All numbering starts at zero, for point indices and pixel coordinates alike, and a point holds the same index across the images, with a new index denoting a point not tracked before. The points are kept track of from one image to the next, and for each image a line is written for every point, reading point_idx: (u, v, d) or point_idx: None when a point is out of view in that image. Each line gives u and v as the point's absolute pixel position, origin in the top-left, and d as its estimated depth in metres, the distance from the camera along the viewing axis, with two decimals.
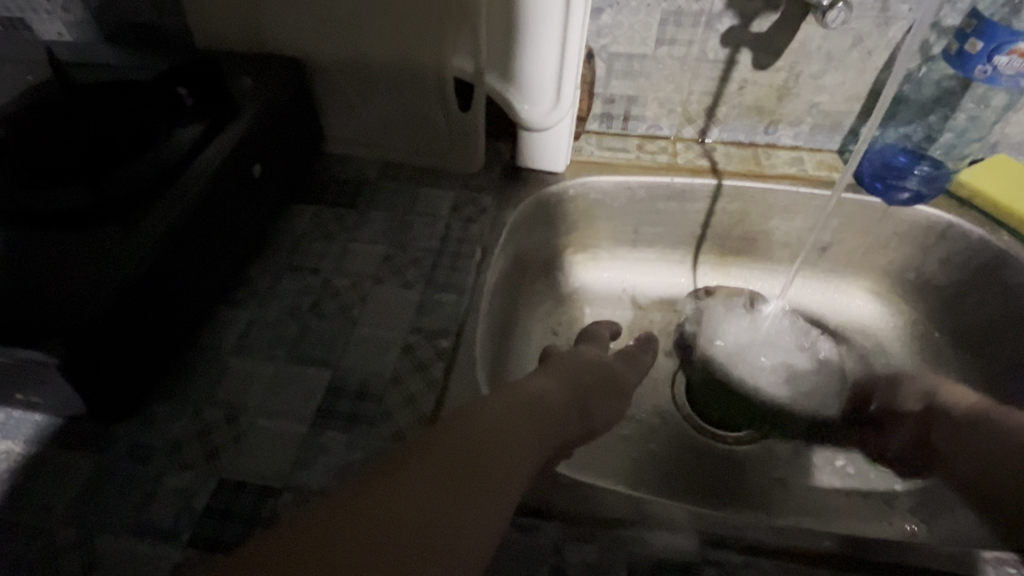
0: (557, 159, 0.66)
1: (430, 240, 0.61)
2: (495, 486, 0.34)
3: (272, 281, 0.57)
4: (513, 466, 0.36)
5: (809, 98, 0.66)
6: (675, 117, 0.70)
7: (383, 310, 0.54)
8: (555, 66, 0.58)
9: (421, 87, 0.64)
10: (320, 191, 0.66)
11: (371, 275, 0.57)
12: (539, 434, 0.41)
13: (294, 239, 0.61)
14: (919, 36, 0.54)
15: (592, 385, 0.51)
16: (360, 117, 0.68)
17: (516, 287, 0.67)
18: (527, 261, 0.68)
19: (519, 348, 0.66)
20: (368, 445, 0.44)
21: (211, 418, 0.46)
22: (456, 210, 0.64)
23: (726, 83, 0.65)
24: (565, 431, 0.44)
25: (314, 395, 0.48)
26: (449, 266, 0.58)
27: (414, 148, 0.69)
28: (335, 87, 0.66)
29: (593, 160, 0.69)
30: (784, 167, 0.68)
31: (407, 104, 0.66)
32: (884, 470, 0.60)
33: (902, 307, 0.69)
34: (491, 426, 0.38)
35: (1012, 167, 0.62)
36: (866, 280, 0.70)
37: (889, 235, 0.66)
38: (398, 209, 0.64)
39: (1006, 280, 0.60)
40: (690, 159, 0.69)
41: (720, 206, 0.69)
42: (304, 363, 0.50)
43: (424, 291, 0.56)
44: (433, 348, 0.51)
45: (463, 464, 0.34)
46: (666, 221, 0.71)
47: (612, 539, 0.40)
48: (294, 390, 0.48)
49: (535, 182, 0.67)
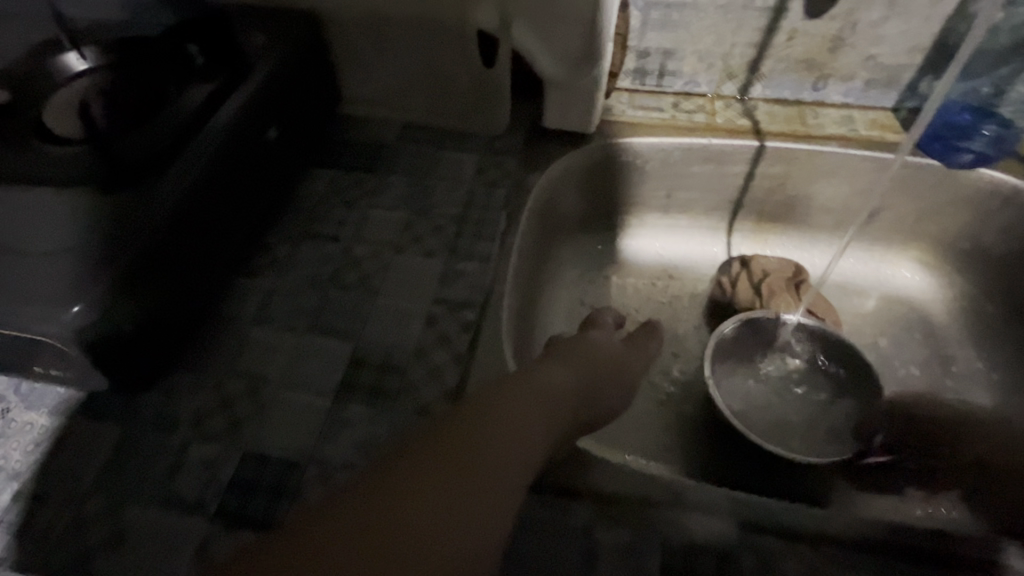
0: (589, 121, 0.62)
1: (454, 205, 0.58)
2: (514, 471, 0.33)
3: (292, 248, 0.55)
4: (532, 449, 0.35)
5: (865, 50, 0.60)
6: (715, 73, 0.65)
7: (404, 279, 0.52)
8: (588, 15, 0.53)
9: (444, 41, 0.60)
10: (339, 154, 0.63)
11: (393, 243, 0.55)
12: (557, 416, 0.39)
13: (310, 208, 0.58)
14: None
15: (606, 365, 0.48)
16: (377, 74, 0.64)
17: (542, 255, 0.64)
18: (554, 227, 0.65)
19: (544, 319, 0.64)
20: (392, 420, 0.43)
21: (234, 390, 0.45)
22: (481, 174, 0.61)
23: (774, 33, 0.60)
24: (581, 411, 0.42)
25: (336, 367, 0.47)
26: (474, 233, 0.56)
27: (434, 108, 0.65)
28: (352, 43, 0.62)
29: (626, 120, 0.65)
30: (832, 127, 0.63)
31: (428, 61, 0.62)
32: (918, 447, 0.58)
33: (952, 278, 0.65)
34: (509, 405, 0.36)
35: None
36: (915, 250, 0.66)
37: (944, 201, 0.61)
38: (420, 172, 0.61)
39: None
40: (730, 118, 0.64)
41: (760, 169, 0.64)
42: (327, 334, 0.49)
43: (448, 260, 0.54)
44: (457, 320, 0.49)
45: (481, 447, 0.32)
46: (701, 185, 0.66)
47: (643, 520, 0.38)
48: (317, 363, 0.47)
49: (564, 143, 0.64)
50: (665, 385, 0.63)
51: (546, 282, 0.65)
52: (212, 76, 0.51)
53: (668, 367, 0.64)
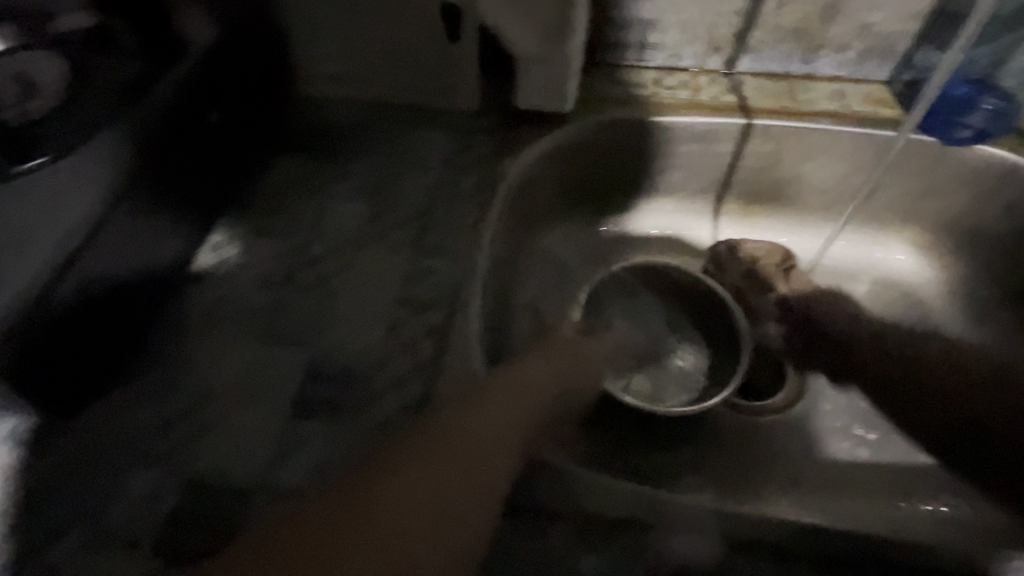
0: (565, 98, 0.57)
1: (420, 195, 0.54)
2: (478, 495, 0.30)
3: (243, 246, 0.50)
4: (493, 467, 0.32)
5: (860, 17, 0.56)
6: (698, 45, 0.60)
7: (364, 279, 0.48)
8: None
9: (404, 12, 0.53)
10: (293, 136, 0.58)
11: (353, 238, 0.51)
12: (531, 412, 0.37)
13: (261, 200, 0.53)
14: None
15: (583, 358, 0.46)
16: (334, 53, 0.56)
17: (519, 247, 0.60)
18: (530, 214, 0.61)
19: (520, 315, 0.60)
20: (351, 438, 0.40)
21: (177, 408, 0.41)
22: (450, 160, 0.56)
23: (762, 0, 0.56)
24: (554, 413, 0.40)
25: (289, 379, 0.43)
26: (443, 225, 0.52)
27: (396, 87, 0.58)
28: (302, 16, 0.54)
29: (605, 97, 0.60)
30: (824, 103, 0.59)
31: (386, 37, 0.55)
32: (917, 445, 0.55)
33: (946, 261, 0.61)
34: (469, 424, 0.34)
35: None
36: (909, 232, 0.62)
37: (942, 180, 0.57)
38: (383, 159, 0.56)
39: None
40: (717, 94, 0.60)
41: (750, 149, 0.60)
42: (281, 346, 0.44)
43: (413, 256, 0.50)
44: (423, 323, 0.46)
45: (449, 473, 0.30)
46: (687, 165, 0.62)
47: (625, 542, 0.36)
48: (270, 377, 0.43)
49: (539, 124, 0.59)
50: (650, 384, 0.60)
51: (522, 276, 0.61)
52: (134, 63, 0.45)
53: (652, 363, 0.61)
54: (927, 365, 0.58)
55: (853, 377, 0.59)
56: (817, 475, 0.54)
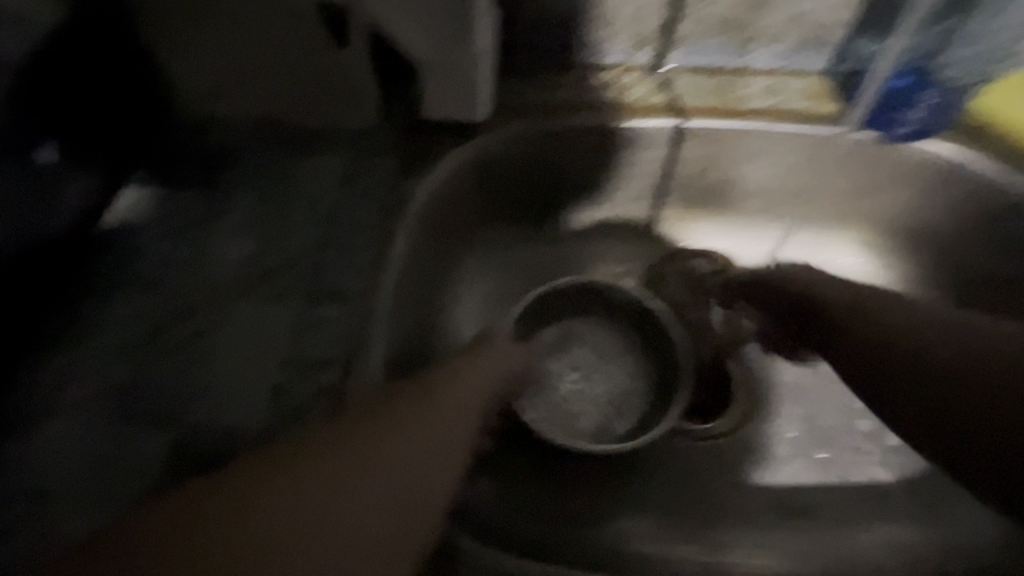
0: (477, 106, 0.51)
1: (313, 227, 0.47)
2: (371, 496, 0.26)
3: (102, 304, 0.43)
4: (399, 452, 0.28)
5: (791, 6, 0.51)
6: (624, 40, 0.54)
7: (245, 336, 0.42)
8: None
9: (274, 17, 0.44)
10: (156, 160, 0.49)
11: (233, 285, 0.44)
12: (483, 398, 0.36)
13: (126, 247, 0.45)
14: None
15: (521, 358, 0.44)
16: (199, 67, 0.47)
17: (436, 273, 0.54)
18: (448, 234, 0.54)
19: (445, 346, 0.55)
20: None
21: (13, 515, 0.35)
22: (348, 182, 0.49)
23: None
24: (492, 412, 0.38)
25: (154, 467, 0.37)
26: (339, 264, 0.45)
27: (282, 102, 0.50)
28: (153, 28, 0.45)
29: (524, 103, 0.54)
30: (760, 99, 0.54)
31: (260, 45, 0.46)
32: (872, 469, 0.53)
33: (893, 261, 0.57)
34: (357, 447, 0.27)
35: None
36: (851, 230, 0.58)
37: (884, 180, 0.54)
38: (273, 185, 0.49)
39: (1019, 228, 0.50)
40: (645, 94, 0.55)
41: (683, 154, 0.55)
42: (150, 423, 0.39)
43: (305, 303, 0.43)
44: (316, 386, 0.40)
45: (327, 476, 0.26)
46: (618, 172, 0.57)
47: None
48: (136, 461, 0.37)
49: (451, 135, 0.52)
50: (592, 415, 0.53)
51: (446, 300, 0.56)
52: None
53: (593, 393, 0.54)
54: (892, 340, 0.41)
55: (805, 389, 0.55)
56: (760, 501, 0.51)
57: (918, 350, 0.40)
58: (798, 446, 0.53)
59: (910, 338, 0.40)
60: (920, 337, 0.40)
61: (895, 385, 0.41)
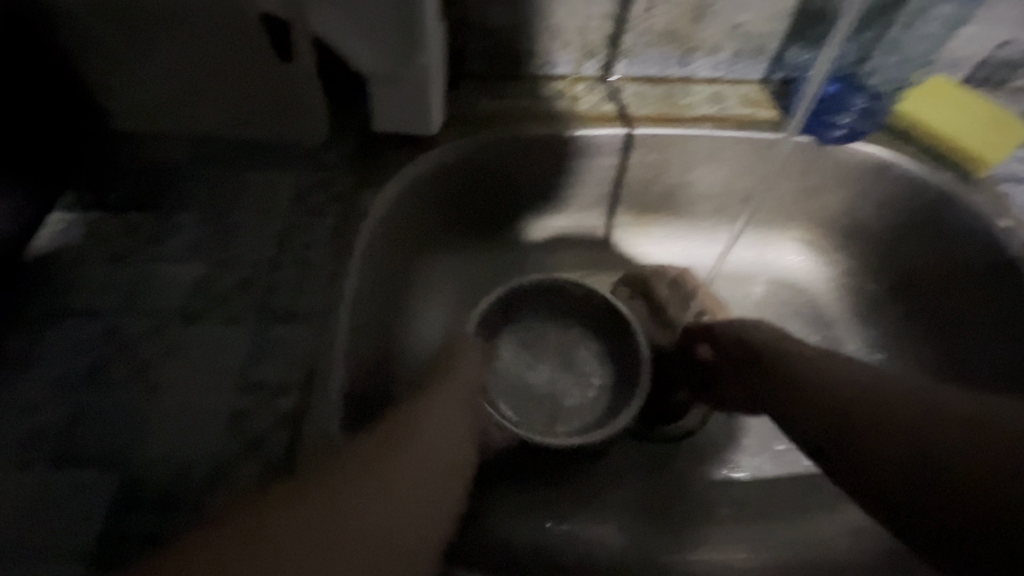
0: (430, 119, 0.51)
1: (263, 247, 0.45)
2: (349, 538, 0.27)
3: (32, 338, 0.40)
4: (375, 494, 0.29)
5: (729, 17, 0.53)
6: (572, 51, 0.55)
7: (193, 364, 0.40)
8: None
9: (221, 25, 0.44)
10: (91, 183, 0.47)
11: (177, 312, 0.42)
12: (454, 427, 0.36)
13: (63, 274, 0.43)
14: None
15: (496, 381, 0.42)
16: (146, 81, 0.47)
17: (394, 289, 0.53)
18: (405, 249, 0.53)
19: (407, 362, 0.54)
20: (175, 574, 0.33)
21: None
22: (299, 200, 0.48)
23: (630, 3, 0.52)
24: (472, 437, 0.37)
25: (96, 509, 0.35)
26: (290, 285, 0.43)
27: (231, 116, 0.49)
28: (94, 39, 0.44)
29: (476, 115, 0.54)
30: (704, 107, 0.56)
31: (205, 58, 0.46)
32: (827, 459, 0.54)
33: (835, 258, 0.60)
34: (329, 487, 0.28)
35: (951, 90, 0.54)
36: (795, 230, 0.60)
37: (822, 181, 0.56)
38: (218, 205, 0.47)
39: (949, 223, 0.52)
40: (595, 104, 0.56)
41: (633, 161, 0.56)
42: (92, 462, 0.36)
43: (256, 326, 0.41)
44: (272, 413, 0.38)
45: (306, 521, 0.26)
46: (572, 180, 0.57)
47: None
48: (81, 505, 0.35)
49: (402, 149, 0.52)
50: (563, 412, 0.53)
51: (404, 315, 0.55)
52: None
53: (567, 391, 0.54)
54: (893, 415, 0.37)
55: None
56: (721, 496, 0.52)
57: (917, 436, 0.36)
58: (755, 441, 0.55)
59: (915, 414, 0.36)
60: (920, 420, 0.36)
61: (886, 463, 0.36)
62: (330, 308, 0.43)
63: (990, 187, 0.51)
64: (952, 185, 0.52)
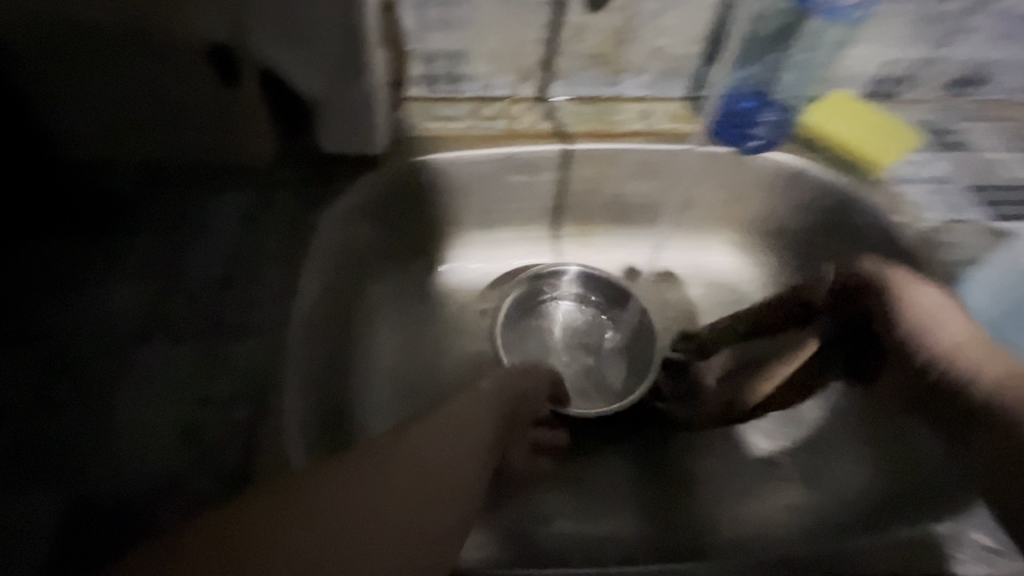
0: (374, 138, 0.53)
1: (215, 268, 0.46)
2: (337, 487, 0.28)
3: None
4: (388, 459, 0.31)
5: (650, 42, 0.58)
6: (510, 74, 0.59)
7: (146, 384, 0.40)
8: (340, 22, 0.43)
9: (174, 55, 0.44)
10: None
11: (127, 333, 0.42)
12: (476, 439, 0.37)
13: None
14: None
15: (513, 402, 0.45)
16: (85, 102, 0.45)
17: (347, 305, 0.54)
18: (356, 265, 0.55)
19: (364, 374, 0.55)
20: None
21: None
22: (249, 221, 0.49)
23: (559, 30, 0.56)
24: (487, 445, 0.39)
25: (41, 535, 0.35)
26: (244, 304, 0.45)
27: (179, 143, 0.48)
28: (26, 66, 0.42)
29: (421, 136, 0.57)
30: (633, 123, 0.61)
31: (156, 85, 0.45)
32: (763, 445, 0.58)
33: (763, 259, 0.65)
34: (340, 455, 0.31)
35: (846, 104, 0.61)
36: (725, 235, 0.65)
37: (744, 187, 0.61)
38: (166, 228, 0.47)
39: (854, 222, 0.58)
40: (533, 122, 0.59)
41: (573, 174, 0.60)
42: (37, 487, 0.36)
43: (210, 344, 0.43)
44: None
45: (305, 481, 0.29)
46: (516, 195, 0.61)
47: None
48: (21, 536, 0.34)
49: (350, 170, 0.54)
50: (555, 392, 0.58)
51: (358, 329, 0.56)
52: None
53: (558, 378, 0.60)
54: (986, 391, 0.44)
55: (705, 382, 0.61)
56: (665, 483, 0.56)
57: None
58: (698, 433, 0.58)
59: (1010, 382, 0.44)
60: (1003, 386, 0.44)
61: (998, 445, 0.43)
62: (282, 324, 0.46)
63: (888, 188, 0.57)
64: (853, 187, 0.58)
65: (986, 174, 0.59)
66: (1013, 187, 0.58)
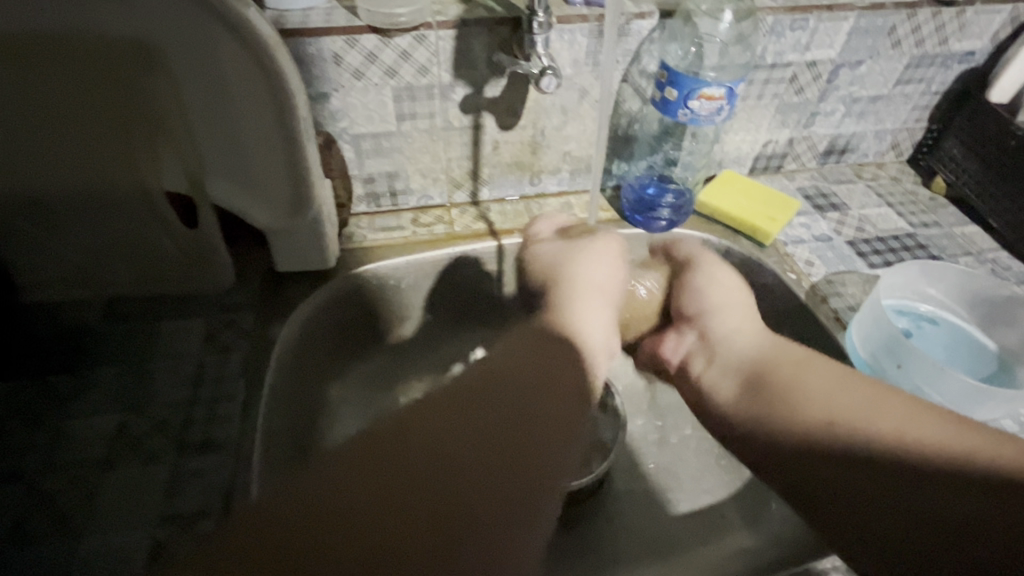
0: (328, 255, 0.60)
1: (181, 388, 0.52)
2: (473, 480, 0.32)
3: None
4: (529, 456, 0.34)
5: (560, 148, 0.66)
6: (443, 185, 0.67)
7: (119, 504, 0.46)
8: (280, 137, 0.49)
9: (125, 207, 0.52)
10: (38, 351, 0.54)
11: (101, 460, 0.48)
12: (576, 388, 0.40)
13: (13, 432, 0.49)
14: (670, 56, 0.61)
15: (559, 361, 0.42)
16: (60, 253, 0.53)
17: (303, 394, 0.60)
18: (316, 352, 0.62)
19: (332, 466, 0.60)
20: (154, 491, 0.46)
21: None
22: (212, 340, 0.56)
23: (480, 146, 0.64)
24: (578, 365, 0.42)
25: (152, 493, 0.46)
26: (210, 417, 0.51)
27: (144, 278, 0.57)
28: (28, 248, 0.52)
29: (367, 245, 0.65)
30: (556, 216, 0.69)
31: (116, 235, 0.53)
32: (711, 480, 0.61)
33: None
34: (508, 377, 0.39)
35: (738, 180, 0.69)
36: None
37: None
38: (140, 351, 0.54)
39: (756, 281, 0.65)
40: (468, 224, 0.68)
41: (507, 265, 0.68)
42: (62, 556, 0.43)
43: (177, 461, 0.48)
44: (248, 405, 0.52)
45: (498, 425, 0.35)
46: (454, 287, 0.68)
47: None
48: (112, 500, 0.46)
49: (308, 282, 0.61)
50: None
51: (321, 419, 0.62)
52: None
53: None
54: None
55: (652, 435, 0.65)
56: (614, 531, 0.57)
57: None
58: (651, 490, 0.60)
59: None
60: None
61: None
62: (245, 447, 0.49)
63: (779, 249, 0.66)
64: (749, 252, 0.65)
65: (860, 229, 0.69)
66: (884, 239, 0.68)
